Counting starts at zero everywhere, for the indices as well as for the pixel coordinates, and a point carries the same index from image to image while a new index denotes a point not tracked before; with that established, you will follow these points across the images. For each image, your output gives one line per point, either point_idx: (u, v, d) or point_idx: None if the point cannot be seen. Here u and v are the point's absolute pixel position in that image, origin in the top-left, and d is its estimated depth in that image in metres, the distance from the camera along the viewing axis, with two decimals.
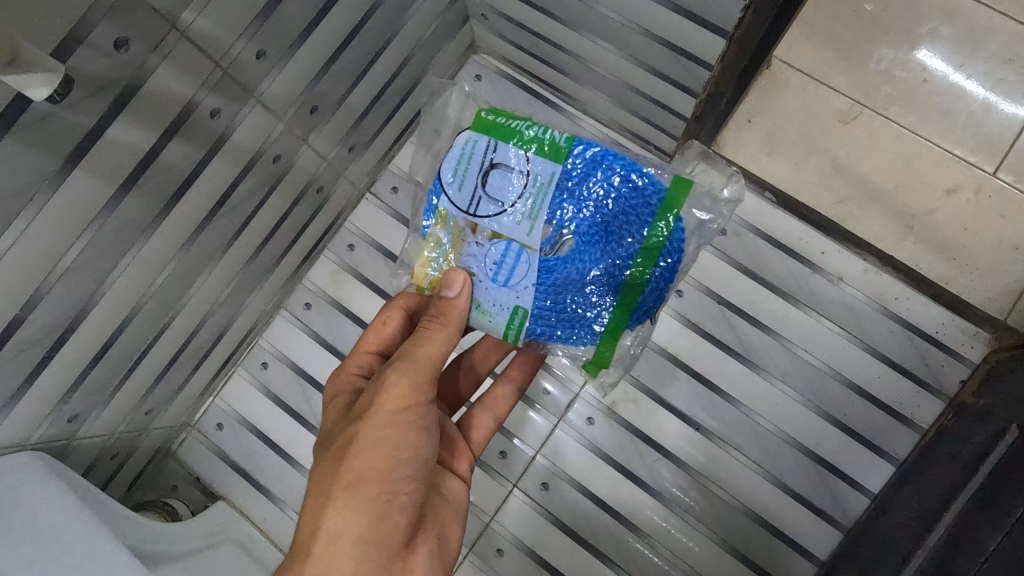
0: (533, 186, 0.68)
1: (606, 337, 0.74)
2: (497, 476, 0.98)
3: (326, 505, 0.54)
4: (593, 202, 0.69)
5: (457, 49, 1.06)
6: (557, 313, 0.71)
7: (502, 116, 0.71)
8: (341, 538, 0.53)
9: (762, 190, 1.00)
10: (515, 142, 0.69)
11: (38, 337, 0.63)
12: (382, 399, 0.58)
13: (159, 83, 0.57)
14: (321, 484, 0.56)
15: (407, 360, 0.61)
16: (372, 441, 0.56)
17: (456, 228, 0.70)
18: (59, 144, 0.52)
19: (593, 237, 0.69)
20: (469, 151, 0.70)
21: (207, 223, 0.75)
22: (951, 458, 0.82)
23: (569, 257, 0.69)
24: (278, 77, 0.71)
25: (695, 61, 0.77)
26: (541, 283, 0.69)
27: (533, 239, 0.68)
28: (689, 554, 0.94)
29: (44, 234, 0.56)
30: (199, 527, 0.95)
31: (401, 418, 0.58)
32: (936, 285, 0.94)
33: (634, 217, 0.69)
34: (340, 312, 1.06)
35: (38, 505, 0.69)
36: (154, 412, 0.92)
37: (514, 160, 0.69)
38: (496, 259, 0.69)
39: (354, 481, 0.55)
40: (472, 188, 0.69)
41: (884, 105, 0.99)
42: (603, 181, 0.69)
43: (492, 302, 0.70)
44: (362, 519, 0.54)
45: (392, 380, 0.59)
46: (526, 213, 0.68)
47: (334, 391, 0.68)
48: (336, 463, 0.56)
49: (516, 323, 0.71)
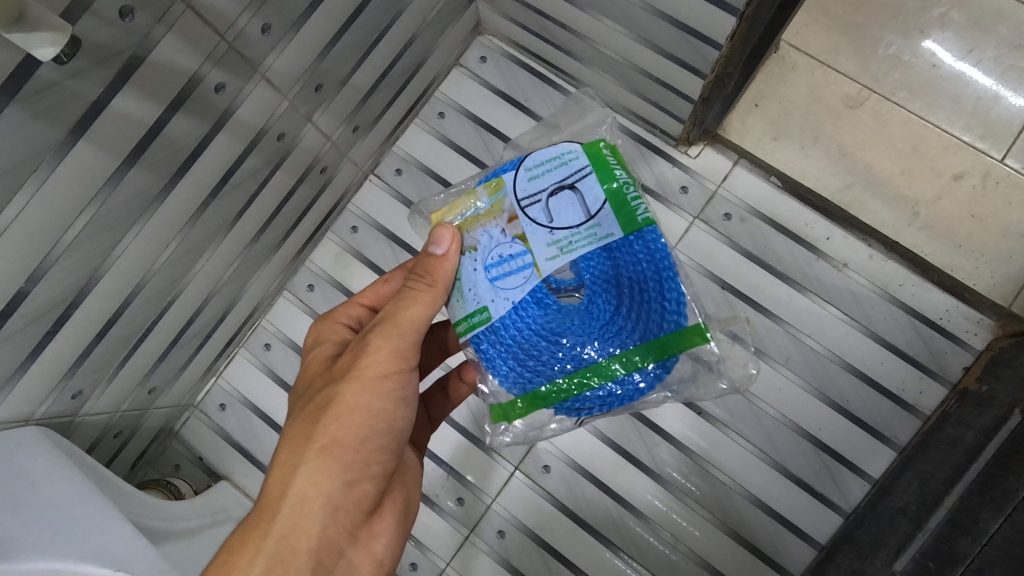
0: (587, 229, 0.63)
1: (526, 397, 0.66)
2: (497, 458, 0.99)
3: (298, 466, 0.54)
4: (624, 288, 0.64)
5: (462, 30, 1.06)
6: (510, 345, 0.64)
7: (616, 157, 0.66)
8: (310, 500, 0.53)
9: (768, 174, 0.99)
10: (607, 186, 0.64)
11: (43, 311, 0.62)
12: (363, 364, 0.58)
13: (164, 54, 0.57)
14: (295, 444, 0.55)
15: (391, 324, 0.60)
16: (350, 407, 0.56)
17: (499, 206, 0.65)
18: (64, 114, 0.52)
19: (595, 317, 0.65)
20: (565, 161, 0.66)
21: (212, 200, 0.75)
22: (952, 444, 0.82)
23: (567, 310, 0.65)
24: (283, 53, 0.70)
25: (704, 40, 0.76)
26: (525, 306, 0.63)
27: (546, 265, 0.63)
28: (690, 538, 0.94)
29: (50, 205, 0.56)
30: (202, 505, 0.95)
31: (381, 385, 0.58)
32: (942, 271, 0.94)
33: (640, 324, 0.64)
34: (342, 293, 1.06)
35: (41, 482, 0.69)
36: (157, 390, 0.92)
37: (590, 199, 0.64)
38: (504, 255, 0.64)
39: (330, 445, 0.55)
40: (539, 189, 0.65)
41: (893, 90, 0.98)
42: (639, 278, 0.64)
43: (471, 287, 0.64)
44: (334, 485, 0.54)
45: (375, 346, 0.58)
46: (561, 242, 0.63)
47: (318, 341, 0.66)
48: (312, 424, 0.56)
49: (472, 320, 0.64)
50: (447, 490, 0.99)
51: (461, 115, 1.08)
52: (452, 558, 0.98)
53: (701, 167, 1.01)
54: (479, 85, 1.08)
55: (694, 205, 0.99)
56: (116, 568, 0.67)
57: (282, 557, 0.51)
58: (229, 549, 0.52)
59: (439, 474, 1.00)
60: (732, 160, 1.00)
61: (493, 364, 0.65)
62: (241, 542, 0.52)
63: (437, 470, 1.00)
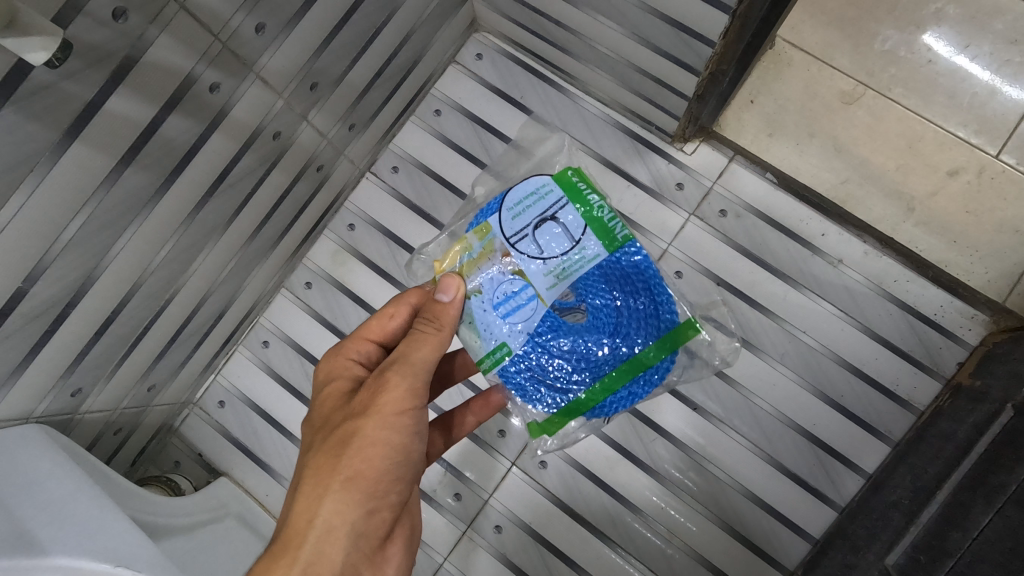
0: (576, 253, 0.64)
1: (558, 414, 0.67)
2: (495, 455, 1.00)
3: (322, 498, 0.54)
4: (621, 297, 0.66)
5: (457, 27, 1.06)
6: (534, 368, 0.66)
7: (585, 181, 0.67)
8: (334, 529, 0.54)
9: (764, 171, 1.00)
10: (584, 211, 0.66)
11: (40, 310, 0.63)
12: (382, 400, 0.57)
13: (158, 55, 0.57)
14: (317, 476, 0.55)
15: (404, 363, 0.59)
16: (371, 442, 0.56)
17: (490, 246, 0.65)
18: (59, 116, 0.52)
19: (602, 328, 0.66)
20: (541, 195, 0.66)
21: (208, 200, 0.76)
22: (945, 438, 0.83)
23: (575, 327, 0.66)
24: (277, 52, 0.70)
25: (697, 37, 0.76)
26: (539, 333, 0.65)
27: (548, 294, 0.64)
28: (685, 532, 0.95)
29: (46, 205, 0.56)
30: (202, 501, 0.96)
31: (399, 422, 0.57)
32: (936, 268, 0.94)
33: (643, 326, 0.66)
34: (339, 290, 1.07)
35: (41, 477, 0.69)
36: (156, 388, 0.93)
37: (573, 226, 0.65)
38: (509, 290, 0.64)
39: (353, 477, 0.55)
40: (524, 223, 0.65)
41: (888, 86, 0.98)
42: (631, 287, 0.66)
43: (485, 327, 0.65)
44: (355, 516, 0.55)
45: (392, 385, 0.58)
46: (556, 270, 0.64)
47: (330, 378, 0.64)
48: (335, 458, 0.56)
49: (496, 355, 0.65)
50: (445, 487, 1.00)
51: (457, 113, 1.08)
52: (450, 552, 0.99)
53: (697, 164, 1.01)
54: (475, 83, 1.09)
55: (690, 201, 1.00)
56: (116, 562, 0.67)
57: None
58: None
59: (437, 470, 1.00)
60: (728, 157, 1.00)
61: (523, 391, 0.66)
62: (268, 569, 0.52)
63: (435, 466, 1.00)
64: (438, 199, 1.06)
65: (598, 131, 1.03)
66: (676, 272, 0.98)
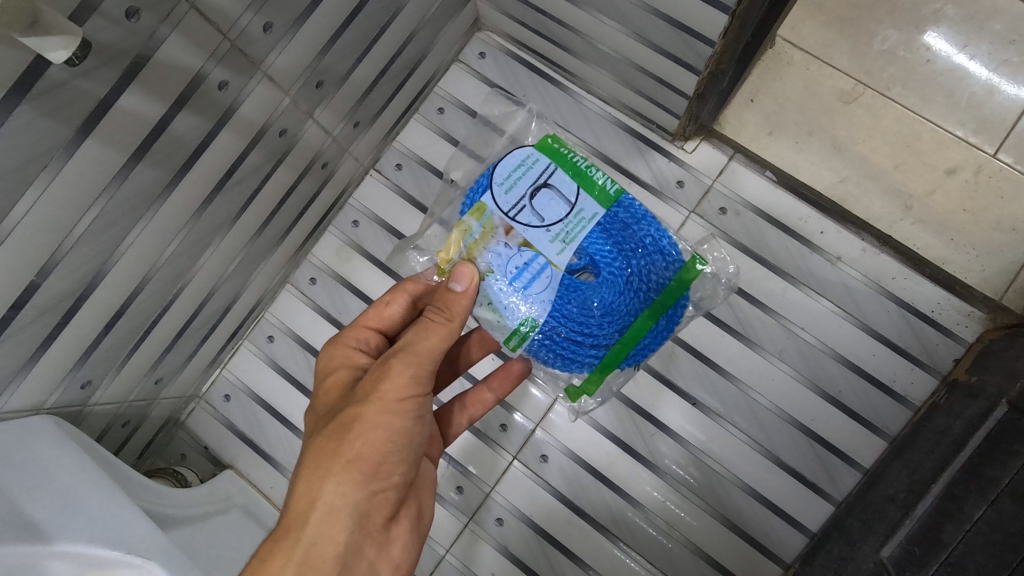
0: (574, 216, 0.77)
1: (596, 370, 0.82)
2: (497, 448, 1.01)
3: (324, 478, 0.56)
4: (625, 252, 0.79)
5: (461, 26, 1.07)
6: (565, 334, 0.79)
7: (563, 145, 0.80)
8: (337, 508, 0.55)
9: (763, 169, 1.00)
10: (569, 170, 0.79)
11: (53, 303, 0.64)
12: (385, 386, 0.59)
13: (169, 54, 0.58)
14: (319, 457, 0.57)
15: (409, 351, 0.61)
16: (372, 425, 0.58)
17: (490, 224, 0.77)
18: (74, 113, 0.54)
19: (613, 283, 0.79)
20: (529, 165, 0.79)
21: (216, 195, 0.77)
22: (940, 433, 0.84)
23: (591, 289, 0.79)
24: (285, 50, 0.72)
25: (698, 37, 0.77)
26: (561, 299, 0.78)
27: (558, 259, 0.76)
28: (684, 525, 0.96)
29: (59, 200, 0.58)
30: (209, 493, 0.97)
31: (400, 406, 0.59)
32: (933, 265, 0.95)
33: (654, 274, 0.79)
34: (343, 286, 1.08)
35: (52, 465, 0.70)
36: (163, 381, 0.94)
37: (565, 188, 0.78)
38: (521, 264, 0.76)
39: (354, 459, 0.56)
40: (519, 194, 0.77)
41: (888, 85, 0.99)
42: (633, 238, 0.79)
43: (505, 306, 0.77)
44: (358, 496, 0.56)
45: (396, 370, 0.60)
46: (561, 235, 0.76)
47: (335, 368, 0.66)
48: (337, 439, 0.57)
49: (522, 331, 0.78)
50: (447, 480, 1.01)
51: (460, 111, 1.10)
52: (451, 545, 1.00)
53: (698, 163, 1.02)
54: (478, 81, 1.10)
55: (690, 199, 1.01)
56: (126, 549, 0.69)
57: (311, 563, 0.53)
58: (259, 556, 0.53)
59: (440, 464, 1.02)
60: (728, 155, 1.02)
61: (560, 355, 0.80)
62: (273, 546, 0.53)
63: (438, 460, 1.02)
64: None
65: (599, 129, 1.05)
66: None
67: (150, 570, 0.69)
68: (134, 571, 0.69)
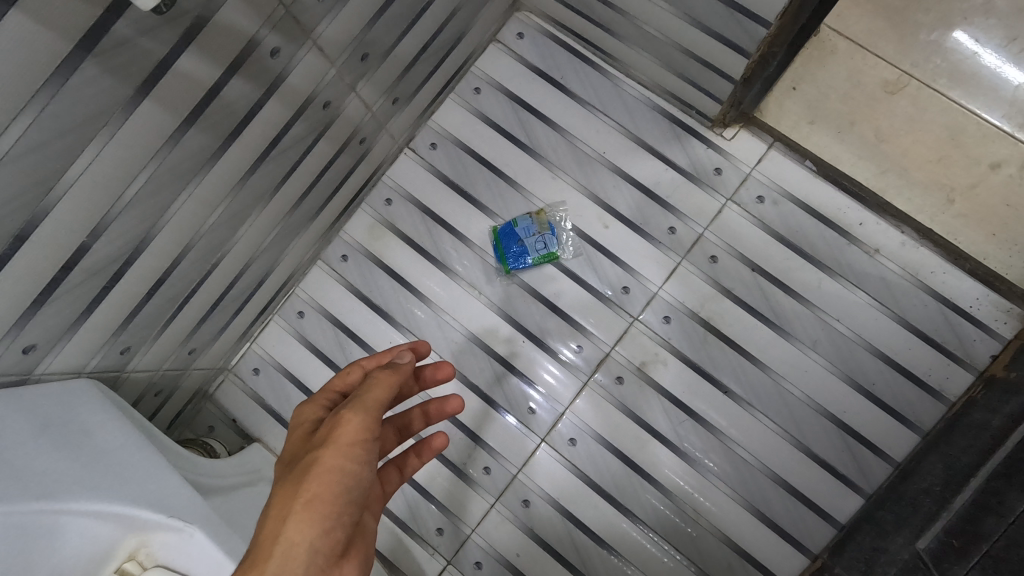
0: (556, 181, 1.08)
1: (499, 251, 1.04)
2: (524, 430, 1.01)
3: (284, 520, 0.51)
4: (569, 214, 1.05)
5: (501, 4, 1.06)
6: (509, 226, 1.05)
7: None
8: (297, 552, 0.50)
9: (804, 159, 1.00)
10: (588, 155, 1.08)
11: (100, 266, 0.64)
12: (342, 430, 0.55)
13: (227, 16, 0.58)
14: (280, 503, 0.52)
15: (359, 401, 0.58)
16: (331, 465, 0.53)
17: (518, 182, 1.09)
18: (134, 72, 0.53)
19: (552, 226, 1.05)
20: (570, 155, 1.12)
21: (258, 166, 0.77)
22: (978, 428, 0.83)
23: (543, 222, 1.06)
24: (335, 20, 0.71)
25: (752, 17, 0.77)
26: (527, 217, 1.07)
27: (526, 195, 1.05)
28: (710, 513, 0.96)
29: (114, 161, 0.57)
30: (238, 464, 0.97)
31: (356, 451, 0.55)
32: (975, 260, 0.94)
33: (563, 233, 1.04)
34: (373, 264, 1.08)
35: (96, 429, 0.70)
36: (196, 352, 0.95)
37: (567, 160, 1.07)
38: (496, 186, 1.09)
39: (314, 498, 0.52)
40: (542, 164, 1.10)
41: (935, 77, 0.96)
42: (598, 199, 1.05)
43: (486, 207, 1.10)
44: (318, 538, 0.51)
45: (350, 415, 0.56)
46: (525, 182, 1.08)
47: (296, 424, 0.62)
48: (295, 483, 0.53)
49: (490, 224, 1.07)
50: (472, 459, 1.01)
51: (497, 92, 1.09)
52: (477, 525, 1.00)
53: (736, 150, 1.02)
54: (515, 61, 1.09)
55: (728, 186, 1.01)
56: (167, 513, 0.70)
57: None
58: None
59: (465, 443, 1.02)
60: (767, 144, 1.01)
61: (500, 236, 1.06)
62: None
63: (463, 439, 1.02)
64: (476, 177, 1.07)
65: (636, 112, 1.04)
66: (711, 258, 1.00)
67: (191, 534, 0.70)
68: (175, 534, 0.70)
